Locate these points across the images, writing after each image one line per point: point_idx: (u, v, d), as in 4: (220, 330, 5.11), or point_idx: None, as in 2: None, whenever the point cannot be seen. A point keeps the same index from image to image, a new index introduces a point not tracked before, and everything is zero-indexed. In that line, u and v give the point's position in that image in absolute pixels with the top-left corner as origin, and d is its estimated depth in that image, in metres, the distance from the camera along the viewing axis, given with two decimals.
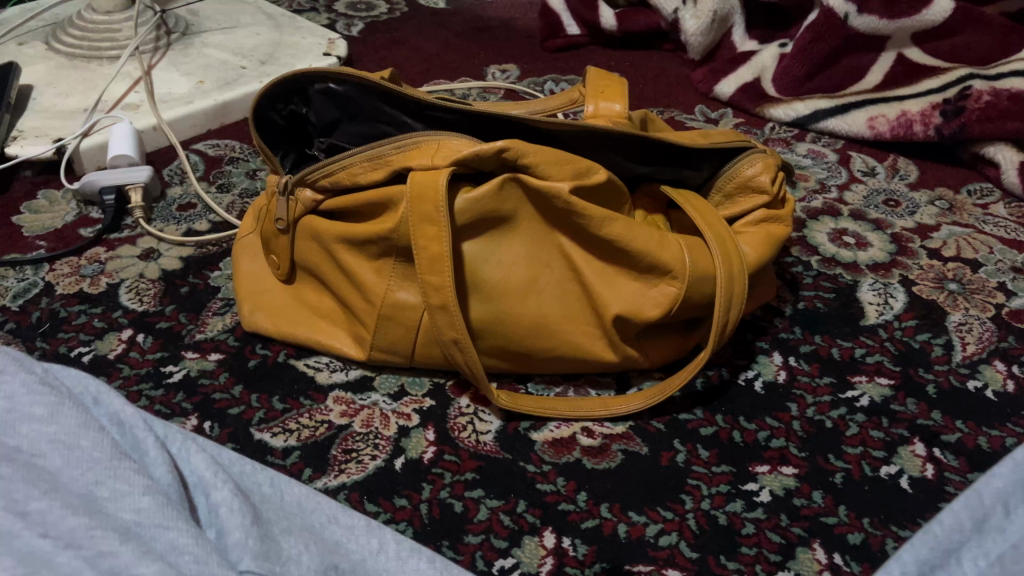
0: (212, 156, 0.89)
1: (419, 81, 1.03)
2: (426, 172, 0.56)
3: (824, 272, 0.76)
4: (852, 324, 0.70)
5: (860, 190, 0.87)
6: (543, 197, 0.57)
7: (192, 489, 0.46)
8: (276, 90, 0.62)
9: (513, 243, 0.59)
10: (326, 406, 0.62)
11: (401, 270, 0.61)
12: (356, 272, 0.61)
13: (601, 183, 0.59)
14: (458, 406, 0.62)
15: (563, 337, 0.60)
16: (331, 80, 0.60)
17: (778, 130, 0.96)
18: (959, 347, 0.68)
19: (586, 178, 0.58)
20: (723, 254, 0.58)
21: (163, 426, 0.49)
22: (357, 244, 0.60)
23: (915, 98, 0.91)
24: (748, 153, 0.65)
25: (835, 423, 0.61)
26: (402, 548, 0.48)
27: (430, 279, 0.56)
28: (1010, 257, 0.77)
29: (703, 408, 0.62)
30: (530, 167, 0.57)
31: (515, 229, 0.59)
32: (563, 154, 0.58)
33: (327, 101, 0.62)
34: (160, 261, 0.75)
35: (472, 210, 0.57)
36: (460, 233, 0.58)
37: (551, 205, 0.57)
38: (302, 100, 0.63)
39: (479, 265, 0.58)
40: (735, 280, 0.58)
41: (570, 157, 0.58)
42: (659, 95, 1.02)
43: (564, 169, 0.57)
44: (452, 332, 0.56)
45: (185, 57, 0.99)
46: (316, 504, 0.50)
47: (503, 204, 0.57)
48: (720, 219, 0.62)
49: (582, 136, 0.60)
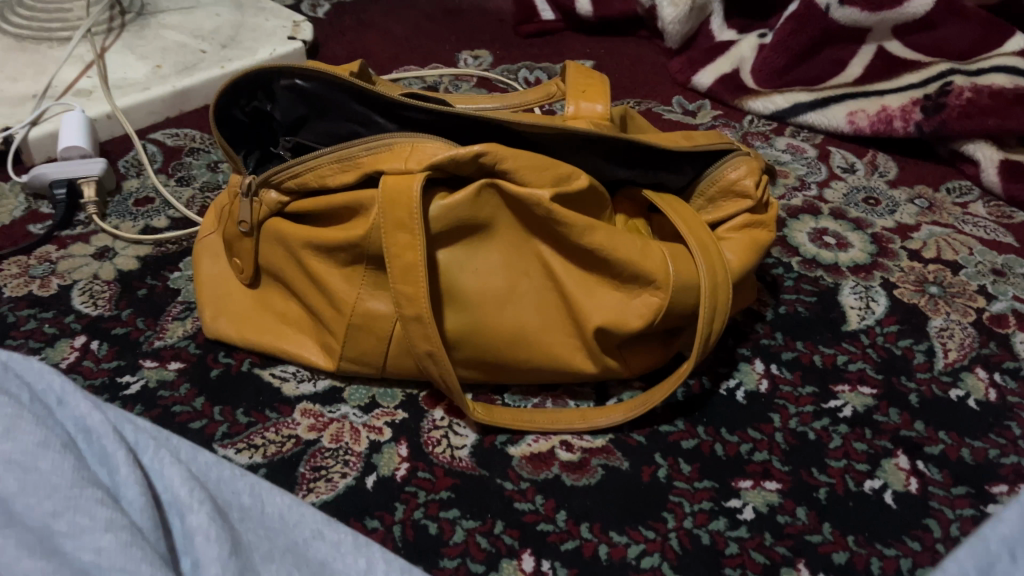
0: (171, 146, 0.84)
1: (389, 67, 1.00)
2: (399, 177, 0.53)
3: (804, 274, 0.74)
4: (834, 330, 0.68)
5: (840, 187, 0.85)
6: (520, 204, 0.54)
7: (166, 509, 0.41)
8: (239, 83, 0.58)
9: (491, 250, 0.56)
10: (293, 420, 0.59)
11: (371, 277, 0.58)
12: (325, 280, 0.58)
13: (583, 189, 0.56)
14: (432, 419, 0.59)
15: (541, 348, 0.57)
16: (298, 76, 0.57)
17: (756, 124, 0.94)
18: (941, 354, 0.67)
19: (568, 182, 0.55)
20: (709, 263, 0.57)
21: (134, 431, 0.44)
22: (326, 250, 0.57)
23: (895, 93, 0.90)
24: (730, 156, 0.63)
25: (818, 435, 0.60)
26: (391, 569, 0.44)
27: (404, 289, 0.53)
28: (990, 258, 0.77)
29: (685, 420, 0.61)
30: (508, 172, 0.54)
31: (493, 235, 0.56)
32: (541, 159, 0.55)
33: (293, 98, 0.58)
34: (116, 261, 0.71)
35: (448, 217, 0.54)
36: (434, 240, 0.55)
37: (530, 212, 0.55)
38: (267, 95, 0.59)
39: (455, 274, 0.56)
40: (720, 289, 0.56)
41: (549, 162, 0.55)
42: (635, 86, 1.00)
43: (544, 175, 0.54)
44: (426, 344, 0.54)
45: (140, 40, 0.94)
46: (299, 517, 0.46)
47: (481, 212, 0.55)
48: (703, 225, 0.60)
49: (561, 139, 0.57)
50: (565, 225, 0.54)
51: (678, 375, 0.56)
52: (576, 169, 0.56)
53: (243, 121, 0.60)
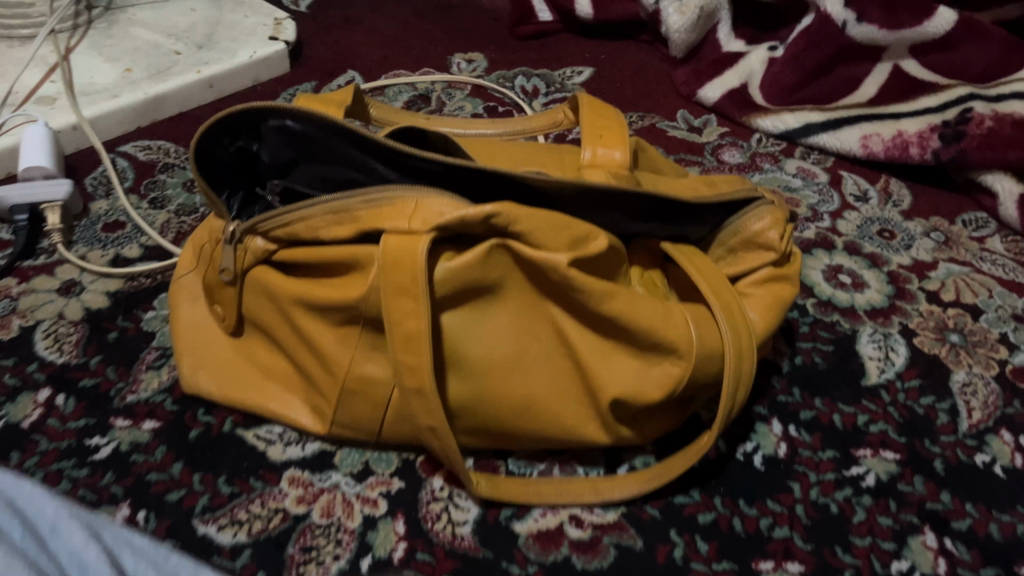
0: (143, 161, 0.78)
1: (378, 72, 0.94)
2: (402, 238, 0.48)
3: (820, 318, 0.70)
4: (853, 384, 0.65)
5: (853, 218, 0.81)
6: (534, 267, 0.50)
7: None
8: (221, 124, 0.51)
9: (499, 313, 0.52)
10: (280, 490, 0.54)
11: (366, 340, 0.53)
12: (316, 341, 0.53)
13: (601, 250, 0.51)
14: (430, 489, 0.55)
15: (551, 418, 0.53)
16: (289, 116, 0.51)
17: (765, 143, 0.90)
18: (965, 414, 0.64)
19: (585, 242, 0.51)
20: (735, 329, 0.52)
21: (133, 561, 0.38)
22: (318, 309, 0.52)
23: (912, 116, 0.86)
24: (752, 207, 0.59)
25: (841, 507, 0.57)
26: None
27: (405, 359, 0.48)
28: (1011, 302, 0.73)
29: (700, 489, 0.57)
30: (522, 234, 0.49)
31: (502, 298, 0.51)
32: (560, 217, 0.50)
33: (283, 140, 0.52)
34: (83, 297, 0.65)
35: (455, 280, 0.49)
36: (439, 303, 0.50)
37: (544, 276, 0.50)
38: (253, 134, 0.53)
39: (460, 339, 0.51)
40: (743, 357, 0.52)
41: (567, 220, 0.50)
42: (638, 97, 0.95)
43: (560, 237, 0.50)
44: (429, 418, 0.49)
45: (108, 39, 0.88)
46: None
47: (490, 274, 0.50)
48: (725, 281, 0.56)
49: (576, 196, 0.52)
50: (583, 290, 0.50)
51: (698, 449, 0.52)
52: (594, 228, 0.51)
53: (225, 161, 0.54)
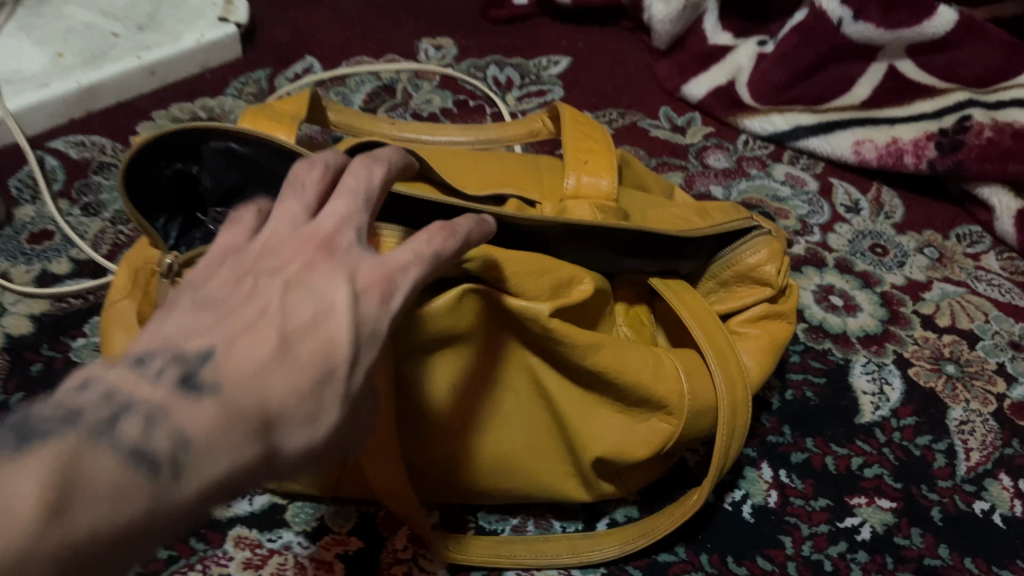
0: (75, 160, 0.71)
1: (338, 59, 0.86)
2: None
3: (812, 346, 0.66)
4: (847, 423, 0.61)
5: (845, 231, 0.76)
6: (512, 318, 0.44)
7: None
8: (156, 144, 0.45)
9: (473, 365, 0.46)
10: (225, 553, 0.50)
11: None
12: None
13: (585, 296, 0.46)
14: (393, 549, 0.51)
15: (528, 475, 0.49)
16: (232, 139, 0.45)
17: (752, 146, 0.84)
18: (962, 456, 0.60)
19: (569, 288, 0.46)
20: (732, 381, 0.47)
21: None
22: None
23: (906, 122, 0.81)
24: (749, 237, 0.53)
25: (835, 565, 0.53)
26: None
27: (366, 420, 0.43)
28: (1007, 327, 0.70)
29: (686, 545, 0.53)
30: (498, 280, 0.43)
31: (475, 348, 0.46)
32: (541, 260, 0.45)
33: (227, 162, 0.46)
34: (5, 322, 0.59)
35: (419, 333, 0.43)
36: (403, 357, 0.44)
37: (522, 326, 0.45)
38: (192, 155, 0.46)
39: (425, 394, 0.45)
40: (738, 409, 0.48)
41: (550, 264, 0.45)
42: (617, 92, 0.89)
43: (539, 282, 0.44)
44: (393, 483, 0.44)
45: (38, 19, 0.80)
46: None
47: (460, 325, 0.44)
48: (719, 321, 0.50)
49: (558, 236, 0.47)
50: (565, 343, 0.44)
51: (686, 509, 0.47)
52: (579, 269, 0.47)
53: (159, 185, 0.47)
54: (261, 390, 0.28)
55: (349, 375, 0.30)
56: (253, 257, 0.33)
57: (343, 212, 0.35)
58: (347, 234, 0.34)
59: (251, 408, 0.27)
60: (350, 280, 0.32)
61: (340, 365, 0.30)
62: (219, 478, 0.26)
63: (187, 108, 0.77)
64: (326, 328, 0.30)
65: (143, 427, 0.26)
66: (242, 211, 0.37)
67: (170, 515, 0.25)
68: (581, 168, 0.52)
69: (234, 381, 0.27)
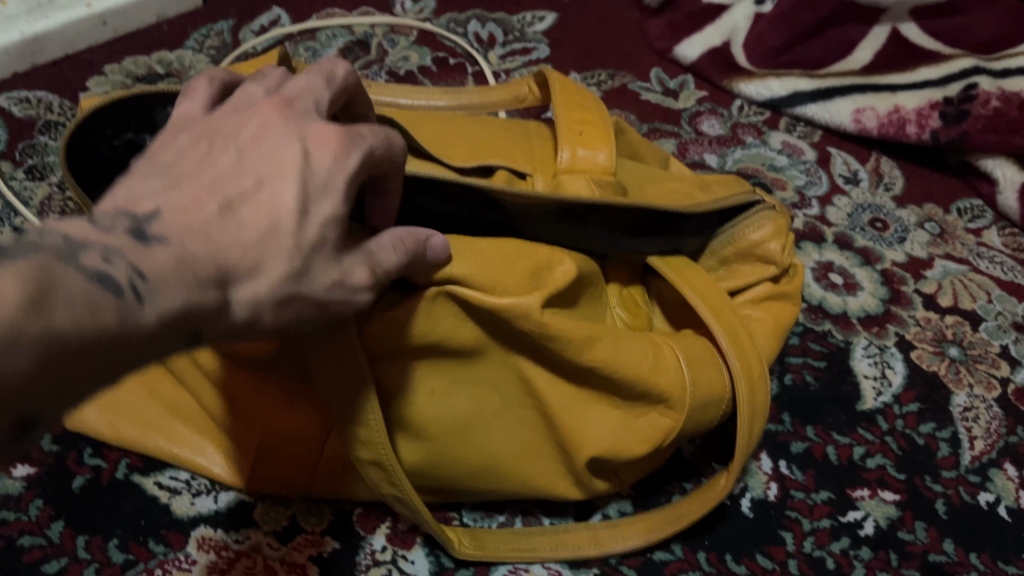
0: (20, 119, 0.65)
1: (306, 10, 0.80)
2: None
3: (811, 327, 0.63)
4: (848, 410, 0.58)
5: (843, 204, 0.73)
6: (499, 318, 0.40)
7: None
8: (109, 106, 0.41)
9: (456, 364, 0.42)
10: (187, 555, 0.46)
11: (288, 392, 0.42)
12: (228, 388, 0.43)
13: (567, 279, 0.42)
14: (370, 551, 0.47)
15: (525, 471, 0.46)
16: None
17: (747, 112, 0.80)
18: (967, 445, 0.57)
19: (555, 273, 0.42)
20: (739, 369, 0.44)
21: None
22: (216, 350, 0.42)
23: (908, 89, 0.78)
24: (751, 212, 0.50)
25: (837, 562, 0.51)
26: None
27: (355, 422, 0.39)
28: (1011, 307, 0.67)
29: (682, 543, 0.50)
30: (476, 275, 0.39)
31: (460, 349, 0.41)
32: (509, 246, 0.42)
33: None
34: None
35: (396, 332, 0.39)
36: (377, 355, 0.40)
37: (507, 326, 0.40)
38: (145, 122, 0.42)
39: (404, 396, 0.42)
40: (755, 394, 0.45)
41: (519, 249, 0.42)
42: (606, 50, 0.84)
43: (515, 266, 0.41)
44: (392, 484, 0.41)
45: None
46: None
47: (440, 321, 0.40)
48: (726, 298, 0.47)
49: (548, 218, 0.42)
50: (557, 337, 0.40)
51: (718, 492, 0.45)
52: (565, 259, 0.43)
53: (107, 163, 0.41)
54: (217, 240, 0.27)
55: (302, 227, 0.29)
56: (211, 125, 0.31)
57: (306, 90, 0.33)
58: (309, 98, 0.33)
59: (208, 258, 0.27)
60: (304, 138, 0.30)
61: (287, 218, 0.29)
62: (178, 313, 0.26)
63: (143, 62, 0.72)
64: (275, 187, 0.29)
65: (105, 257, 0.25)
66: (195, 79, 0.34)
67: (139, 341, 0.25)
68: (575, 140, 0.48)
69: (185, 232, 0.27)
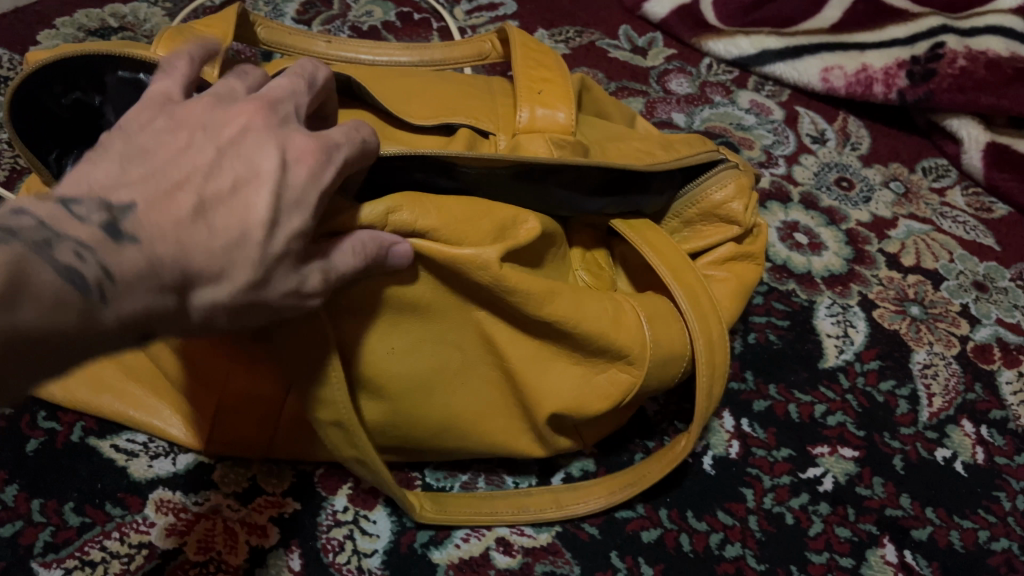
0: None
1: None
2: None
3: (775, 287, 0.63)
4: (810, 368, 0.59)
5: (810, 163, 0.73)
6: (457, 274, 0.39)
7: None
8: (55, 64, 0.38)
9: (416, 325, 0.41)
10: (145, 518, 0.45)
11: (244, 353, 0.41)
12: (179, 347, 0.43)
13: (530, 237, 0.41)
14: (331, 512, 0.47)
15: (485, 431, 0.45)
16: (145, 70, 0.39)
17: (715, 71, 0.79)
18: (925, 402, 0.58)
19: (516, 229, 0.41)
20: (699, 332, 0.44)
21: None
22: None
23: (877, 49, 0.78)
24: (715, 171, 0.49)
25: (796, 517, 0.51)
26: None
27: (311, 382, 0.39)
28: (972, 267, 0.67)
29: (644, 501, 0.50)
30: (437, 229, 0.38)
31: (419, 307, 0.41)
32: (474, 204, 0.40)
33: (136, 93, 0.40)
34: None
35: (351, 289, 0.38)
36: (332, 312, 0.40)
37: (467, 282, 0.40)
38: (93, 84, 0.39)
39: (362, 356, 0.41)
40: (714, 349, 0.45)
41: (484, 206, 0.40)
42: (574, 6, 0.82)
43: (481, 225, 0.40)
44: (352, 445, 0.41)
45: None
46: None
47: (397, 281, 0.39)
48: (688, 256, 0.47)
49: (509, 175, 0.42)
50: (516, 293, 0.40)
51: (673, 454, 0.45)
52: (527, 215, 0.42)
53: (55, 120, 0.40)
54: (189, 246, 0.28)
55: (269, 241, 0.29)
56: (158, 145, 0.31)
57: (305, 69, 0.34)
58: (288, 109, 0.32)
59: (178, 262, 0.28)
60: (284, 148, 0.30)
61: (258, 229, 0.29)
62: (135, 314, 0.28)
63: (95, 15, 0.69)
64: (249, 194, 0.29)
65: (78, 253, 0.26)
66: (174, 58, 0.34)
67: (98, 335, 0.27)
68: (534, 99, 0.48)
69: (159, 229, 0.27)
